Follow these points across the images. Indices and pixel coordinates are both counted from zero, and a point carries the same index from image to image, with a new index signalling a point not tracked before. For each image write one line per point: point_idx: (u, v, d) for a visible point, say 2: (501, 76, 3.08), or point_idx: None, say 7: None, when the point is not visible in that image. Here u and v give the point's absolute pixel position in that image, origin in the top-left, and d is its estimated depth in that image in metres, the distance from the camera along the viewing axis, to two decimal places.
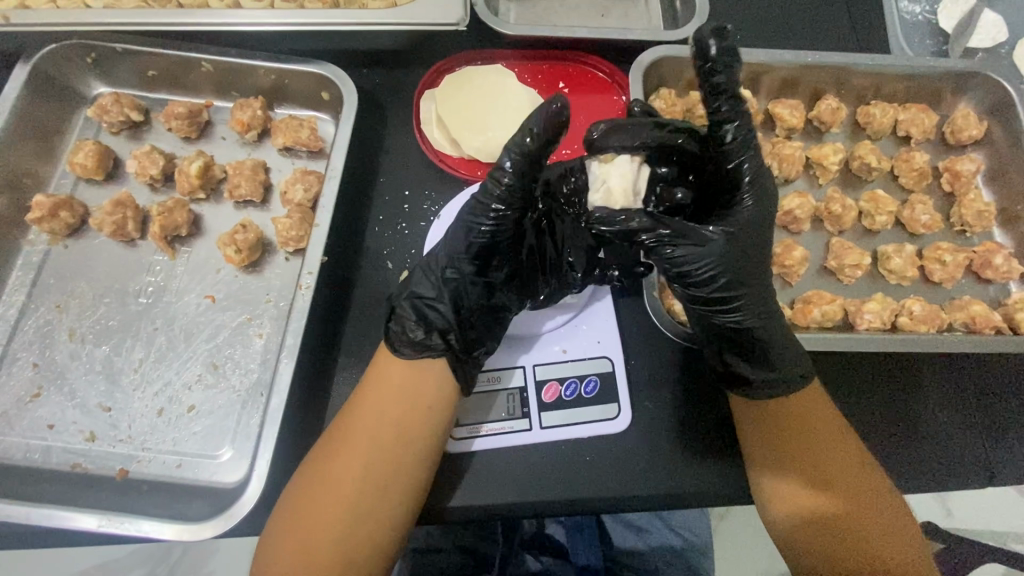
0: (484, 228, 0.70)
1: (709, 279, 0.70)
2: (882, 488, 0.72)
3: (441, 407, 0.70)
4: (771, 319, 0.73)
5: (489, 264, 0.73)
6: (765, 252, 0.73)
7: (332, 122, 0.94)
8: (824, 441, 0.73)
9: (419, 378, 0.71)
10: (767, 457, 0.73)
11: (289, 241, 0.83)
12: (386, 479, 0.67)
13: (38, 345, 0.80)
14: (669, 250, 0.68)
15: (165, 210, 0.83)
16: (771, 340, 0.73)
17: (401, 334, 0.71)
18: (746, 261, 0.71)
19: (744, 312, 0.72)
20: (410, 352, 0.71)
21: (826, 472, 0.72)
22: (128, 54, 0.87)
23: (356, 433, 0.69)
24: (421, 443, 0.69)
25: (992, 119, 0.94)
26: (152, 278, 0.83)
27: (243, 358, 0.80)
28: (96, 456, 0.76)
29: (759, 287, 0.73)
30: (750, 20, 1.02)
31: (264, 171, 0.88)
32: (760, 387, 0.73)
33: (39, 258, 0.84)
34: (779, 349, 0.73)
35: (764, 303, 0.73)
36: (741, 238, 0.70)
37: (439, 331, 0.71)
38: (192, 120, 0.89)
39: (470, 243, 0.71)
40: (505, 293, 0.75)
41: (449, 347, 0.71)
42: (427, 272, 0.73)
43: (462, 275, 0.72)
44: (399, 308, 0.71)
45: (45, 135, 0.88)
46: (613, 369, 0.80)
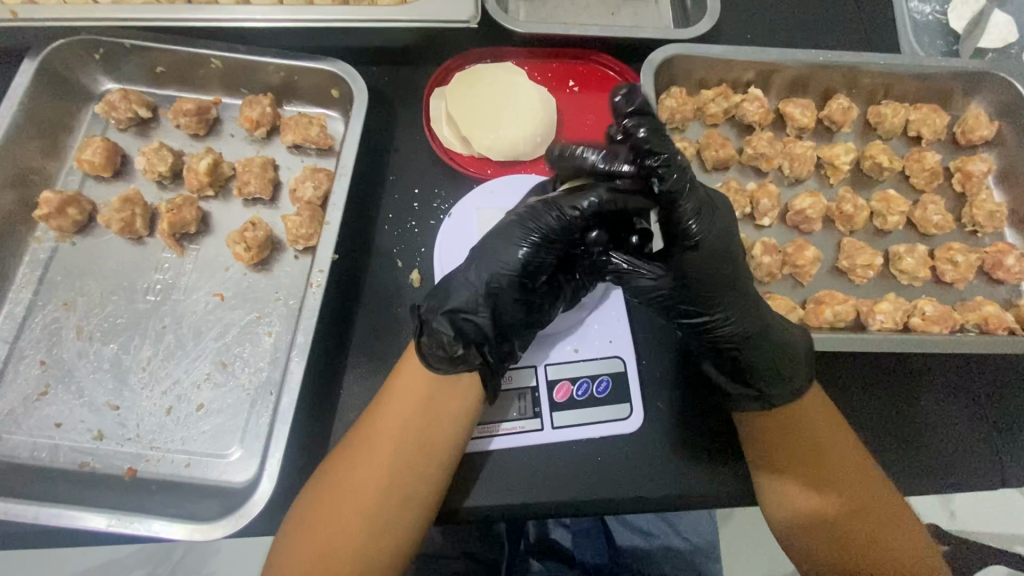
0: (528, 241, 0.69)
1: (678, 303, 0.70)
2: (893, 493, 0.72)
3: (456, 416, 0.70)
4: (756, 336, 0.71)
5: (526, 277, 0.70)
6: (732, 276, 0.68)
7: (341, 120, 0.93)
8: (832, 446, 0.73)
9: (435, 391, 0.70)
10: (776, 462, 0.72)
11: (299, 239, 0.82)
12: (398, 485, 0.67)
13: (45, 343, 0.79)
14: (637, 280, 0.70)
15: (173, 208, 0.82)
16: (751, 359, 0.72)
17: (436, 347, 0.68)
18: (712, 286, 0.68)
19: (721, 331, 0.71)
20: (443, 368, 0.69)
21: (839, 476, 0.72)
22: (136, 50, 0.86)
23: (369, 438, 0.69)
24: (434, 451, 0.68)
25: (1003, 119, 0.94)
26: (161, 275, 0.82)
27: (252, 357, 0.79)
28: (105, 455, 0.75)
29: (734, 309, 0.70)
30: (761, 19, 1.01)
31: (273, 169, 0.87)
32: (789, 395, 0.73)
33: (46, 255, 0.83)
34: (769, 368, 0.72)
35: (746, 322, 0.70)
36: (699, 268, 0.67)
37: (477, 344, 0.68)
38: (200, 117, 0.88)
39: (510, 256, 0.69)
40: (536, 306, 0.72)
41: (484, 361, 0.69)
42: (465, 284, 0.70)
43: (503, 287, 0.69)
44: (433, 322, 0.68)
45: (53, 131, 0.88)
46: (624, 369, 0.79)
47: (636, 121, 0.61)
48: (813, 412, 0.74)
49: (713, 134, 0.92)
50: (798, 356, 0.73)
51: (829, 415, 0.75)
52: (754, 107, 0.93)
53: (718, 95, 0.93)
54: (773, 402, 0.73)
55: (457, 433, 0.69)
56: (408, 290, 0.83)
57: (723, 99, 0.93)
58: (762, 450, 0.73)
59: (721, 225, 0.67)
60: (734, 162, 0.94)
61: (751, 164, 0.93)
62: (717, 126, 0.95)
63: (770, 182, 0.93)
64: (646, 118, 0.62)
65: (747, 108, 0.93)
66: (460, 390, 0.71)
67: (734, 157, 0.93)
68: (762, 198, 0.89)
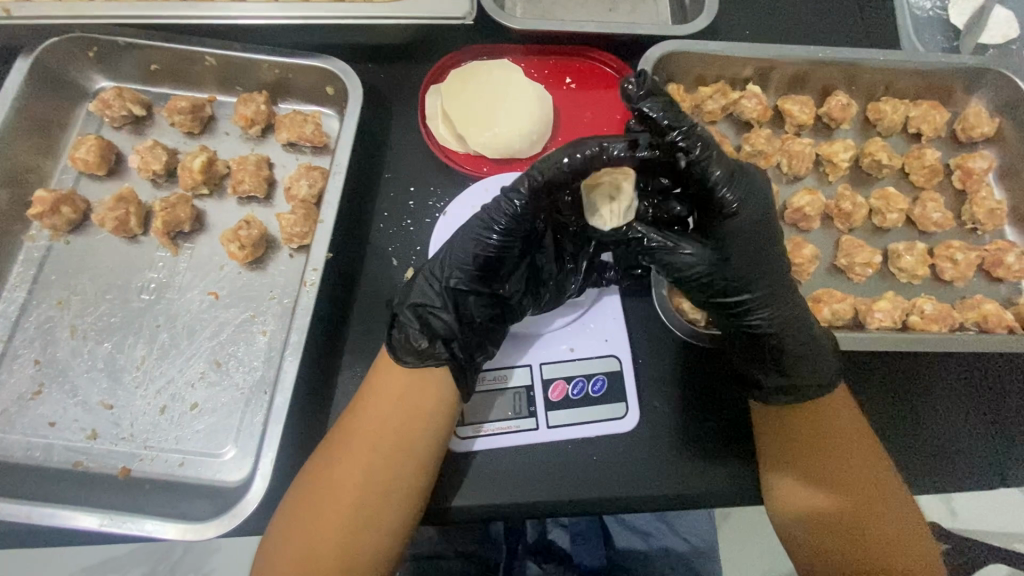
0: (488, 239, 0.69)
1: (721, 282, 0.69)
2: (891, 490, 0.71)
3: (438, 420, 0.69)
4: (794, 318, 0.71)
5: (489, 273, 0.72)
6: (763, 244, 0.68)
7: (337, 118, 0.93)
8: (835, 443, 0.72)
9: (418, 392, 0.70)
10: (780, 458, 0.72)
11: (294, 237, 0.82)
12: (388, 483, 0.67)
13: (39, 342, 0.79)
14: (678, 258, 0.67)
15: (168, 206, 0.82)
16: (791, 342, 0.71)
17: (405, 342, 0.71)
18: (750, 259, 0.68)
19: (761, 310, 0.70)
20: (413, 361, 0.71)
21: (837, 474, 0.71)
22: (130, 48, 0.86)
23: (356, 438, 0.68)
24: (417, 453, 0.68)
25: (1004, 116, 0.93)
26: (154, 274, 0.82)
27: (246, 355, 0.79)
28: (98, 454, 0.75)
29: (772, 287, 0.70)
30: (761, 15, 1.00)
31: (268, 167, 0.87)
32: (820, 389, 0.72)
33: (40, 254, 0.83)
34: (808, 353, 0.71)
35: (785, 300, 0.70)
36: (740, 238, 0.67)
37: (443, 339, 0.71)
38: (195, 115, 0.88)
39: (472, 253, 0.70)
40: (501, 301, 0.74)
41: (453, 356, 0.71)
42: (432, 277, 0.72)
43: (465, 284, 0.71)
44: (400, 315, 0.71)
45: (47, 130, 0.87)
46: (620, 368, 0.79)
47: (651, 102, 0.62)
48: (814, 408, 0.73)
49: (710, 131, 0.92)
50: (824, 343, 0.72)
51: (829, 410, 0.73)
52: (753, 104, 0.92)
53: (717, 92, 0.93)
54: (803, 389, 0.72)
55: (439, 436, 0.69)
56: (403, 289, 0.82)
57: (721, 95, 0.92)
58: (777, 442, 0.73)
59: (752, 195, 0.67)
60: (733, 159, 0.93)
61: (749, 162, 0.93)
62: (715, 123, 0.94)
63: (769, 179, 0.92)
64: (662, 98, 0.62)
65: (746, 105, 0.92)
66: (442, 393, 0.70)
67: (731, 154, 0.92)
68: None
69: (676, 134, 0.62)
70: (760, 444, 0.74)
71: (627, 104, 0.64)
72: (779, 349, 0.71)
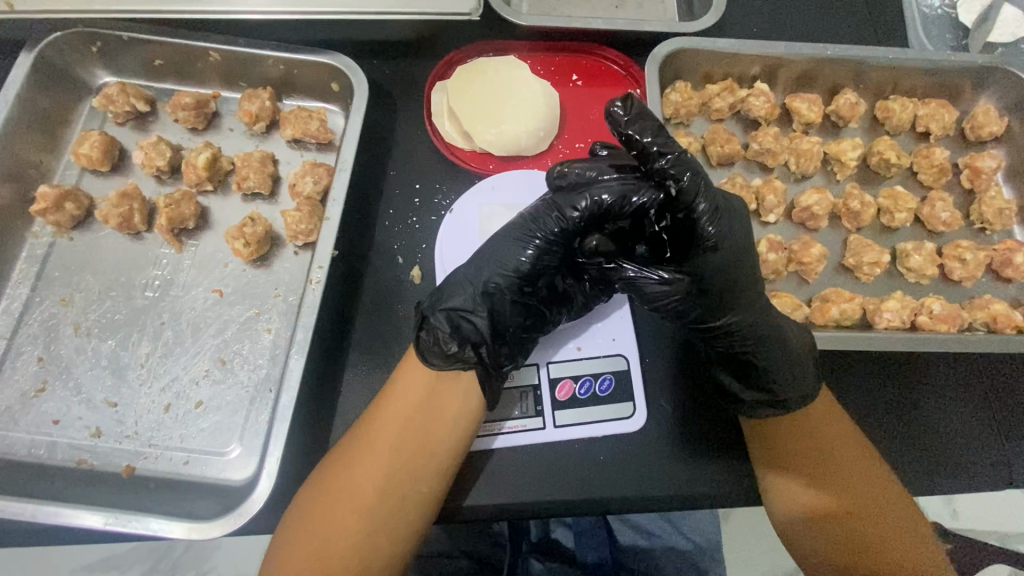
0: (529, 245, 0.69)
1: (692, 309, 0.68)
2: (888, 489, 0.70)
3: (462, 423, 0.69)
4: (773, 339, 0.69)
5: (527, 279, 0.71)
6: (738, 273, 0.66)
7: (342, 115, 0.92)
8: (844, 450, 0.72)
9: (439, 393, 0.69)
10: (784, 463, 0.71)
11: (298, 235, 0.82)
12: (401, 485, 0.66)
13: (42, 339, 0.78)
14: (648, 286, 0.67)
15: (172, 203, 0.81)
16: (769, 363, 0.70)
17: (433, 343, 0.69)
18: (729, 288, 0.66)
19: (738, 334, 0.69)
20: (440, 364, 0.69)
21: (848, 482, 0.71)
22: (133, 43, 0.85)
23: (367, 439, 0.68)
24: (437, 456, 0.67)
25: (1012, 116, 0.92)
26: (159, 271, 0.82)
27: (252, 353, 0.78)
28: (102, 452, 0.74)
29: (749, 313, 0.68)
30: (769, 11, 1.00)
31: (273, 164, 0.86)
32: (802, 400, 0.71)
33: (44, 251, 0.82)
34: (788, 373, 0.70)
35: (764, 327, 0.69)
36: (719, 269, 0.65)
37: (473, 344, 0.69)
38: (199, 111, 0.87)
39: (512, 258, 0.69)
40: (534, 310, 0.73)
41: (479, 360, 0.69)
42: (466, 281, 0.70)
43: (500, 288, 0.70)
44: (432, 318, 0.69)
45: (50, 126, 0.87)
46: (628, 367, 0.78)
47: (639, 127, 0.63)
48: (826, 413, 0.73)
49: (718, 130, 0.91)
50: (807, 355, 0.71)
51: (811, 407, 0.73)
52: (761, 102, 0.92)
53: (724, 90, 0.92)
54: (787, 405, 0.71)
55: (460, 439, 0.68)
56: (409, 288, 0.82)
57: (729, 93, 0.92)
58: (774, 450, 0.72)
59: (733, 229, 0.65)
60: (740, 157, 0.92)
61: (757, 160, 0.92)
62: (722, 121, 0.94)
63: (777, 178, 0.92)
64: (651, 123, 0.63)
65: (754, 103, 0.92)
66: (468, 399, 0.70)
67: (739, 152, 0.91)
68: (768, 194, 0.88)
69: (660, 157, 0.64)
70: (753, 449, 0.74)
71: (616, 128, 0.64)
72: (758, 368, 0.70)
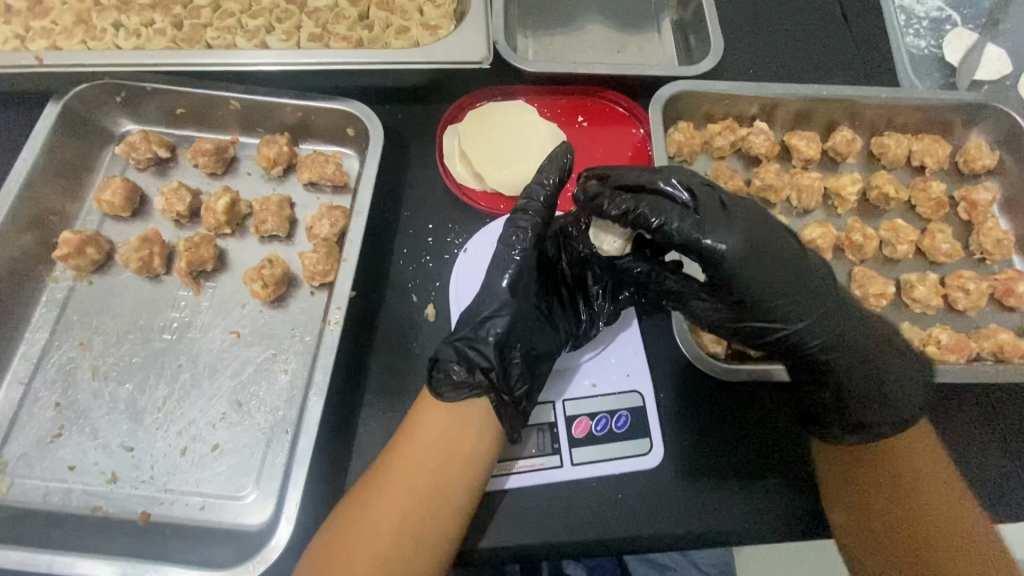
0: (508, 267, 0.74)
1: (743, 324, 0.68)
2: (981, 542, 0.65)
3: (478, 463, 0.69)
4: (838, 337, 0.68)
5: (518, 300, 0.73)
6: (774, 278, 0.65)
7: (357, 157, 0.95)
8: (934, 490, 0.68)
9: (453, 432, 0.70)
10: (862, 493, 0.70)
11: (315, 275, 0.83)
12: (416, 526, 0.66)
13: (60, 384, 0.78)
14: (694, 306, 0.70)
15: (192, 246, 0.83)
16: (837, 368, 0.69)
17: (442, 376, 0.70)
18: (770, 289, 0.65)
19: (804, 342, 0.68)
20: (452, 395, 0.70)
21: (935, 527, 0.67)
22: (156, 93, 0.89)
23: (383, 478, 0.68)
24: (453, 499, 0.67)
25: (1004, 149, 0.96)
26: (177, 314, 0.83)
27: (269, 395, 0.79)
28: (118, 499, 0.74)
29: (804, 316, 0.67)
30: (765, 54, 1.05)
31: (290, 206, 0.88)
32: (874, 407, 0.70)
33: (63, 295, 0.83)
34: (857, 375, 0.70)
35: (828, 328, 0.68)
36: (750, 268, 0.64)
37: (482, 369, 0.70)
38: (219, 156, 0.90)
39: (496, 283, 0.74)
40: (542, 329, 0.75)
41: (490, 384, 0.70)
42: (467, 317, 0.74)
43: (501, 313, 0.72)
44: (439, 352, 0.71)
45: (72, 172, 0.89)
46: (643, 404, 0.78)
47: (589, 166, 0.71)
48: (914, 447, 0.71)
49: (721, 167, 0.94)
50: (874, 351, 0.70)
51: (917, 452, 0.70)
52: (761, 140, 0.95)
53: (726, 129, 0.95)
54: (863, 415, 0.70)
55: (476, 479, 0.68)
56: (424, 326, 0.83)
57: (730, 132, 0.95)
58: (852, 477, 0.71)
59: (746, 220, 0.66)
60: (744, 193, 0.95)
61: (760, 196, 0.95)
62: (724, 158, 0.97)
63: (780, 212, 0.94)
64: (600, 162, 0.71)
65: (754, 141, 0.95)
66: (484, 434, 0.70)
67: (742, 189, 0.94)
68: None
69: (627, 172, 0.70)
70: (831, 478, 0.73)
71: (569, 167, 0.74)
72: (830, 371, 0.69)
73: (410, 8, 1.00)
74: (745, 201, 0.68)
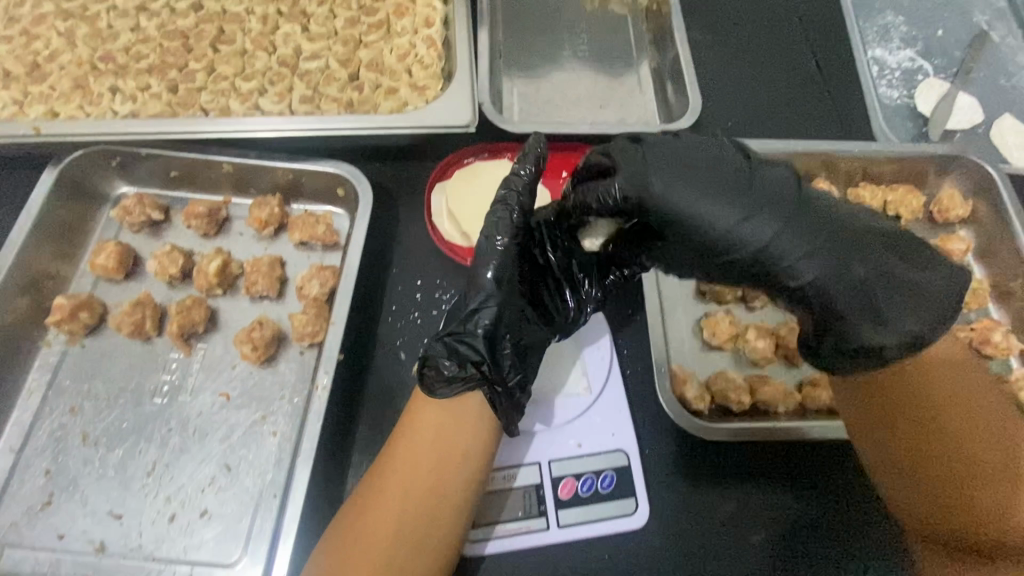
0: (495, 257, 0.72)
1: (703, 260, 0.68)
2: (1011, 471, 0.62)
3: (472, 460, 0.71)
4: (801, 236, 0.64)
5: (508, 289, 0.72)
6: (699, 197, 0.65)
7: (347, 216, 0.97)
8: (959, 418, 0.65)
9: (447, 428, 0.72)
10: (892, 421, 0.69)
11: (305, 336, 0.85)
12: (417, 526, 0.67)
13: (51, 451, 0.79)
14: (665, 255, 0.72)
15: (184, 309, 0.85)
16: (818, 281, 0.65)
17: (436, 375, 0.70)
18: (699, 209, 0.65)
19: (771, 255, 0.65)
20: (446, 391, 0.71)
21: (959, 448, 0.64)
22: (150, 158, 0.91)
23: (383, 478, 0.71)
24: (450, 496, 0.69)
25: (976, 199, 0.99)
26: (168, 377, 0.84)
27: (257, 458, 0.80)
28: (105, 568, 0.74)
29: (752, 216, 0.65)
30: (743, 107, 1.08)
31: (280, 266, 0.90)
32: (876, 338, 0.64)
33: (56, 359, 0.84)
34: (845, 288, 0.64)
35: (786, 234, 0.64)
36: (677, 203, 0.65)
37: (475, 361, 0.69)
38: (211, 218, 0.92)
39: (483, 275, 0.72)
40: (533, 316, 0.75)
41: (484, 378, 0.70)
42: (456, 310, 0.73)
43: (493, 302, 0.71)
44: (431, 348, 0.70)
45: (67, 236, 0.91)
46: (628, 463, 0.79)
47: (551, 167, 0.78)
48: (941, 369, 0.67)
49: None
50: (846, 248, 0.64)
51: (935, 374, 0.67)
52: None
53: None
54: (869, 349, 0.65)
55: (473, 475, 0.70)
56: (412, 386, 0.84)
57: None
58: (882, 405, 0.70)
59: (668, 153, 0.68)
60: None
61: None
62: None
63: None
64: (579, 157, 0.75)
65: None
66: (476, 429, 0.72)
67: None
68: None
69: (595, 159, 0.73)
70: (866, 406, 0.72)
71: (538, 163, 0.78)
72: (813, 291, 0.65)
73: (398, 69, 1.04)
74: (664, 138, 0.70)
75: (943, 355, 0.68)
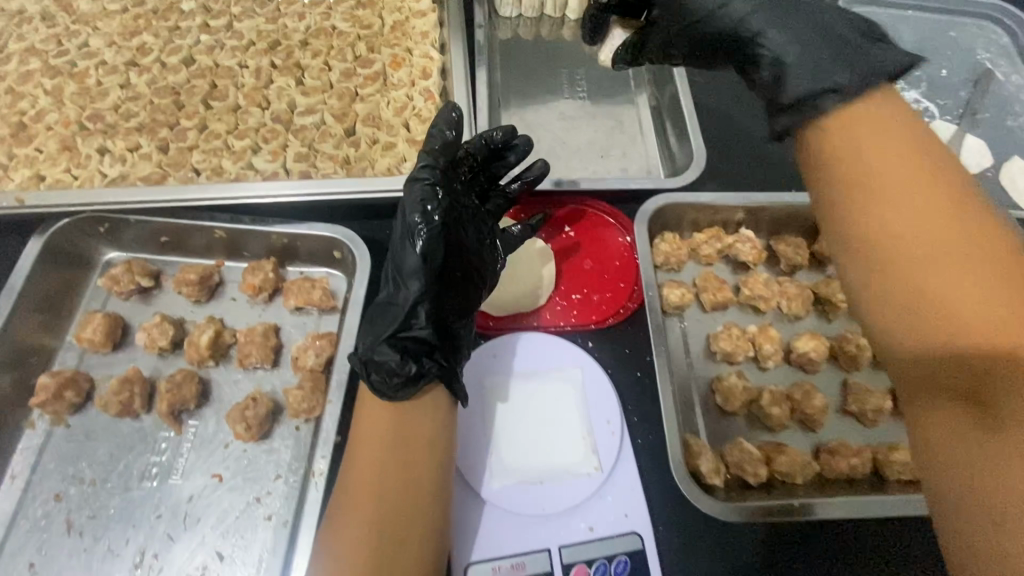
0: (418, 250, 0.72)
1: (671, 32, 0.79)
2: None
3: (436, 440, 0.70)
4: (770, 20, 0.70)
5: (437, 272, 0.73)
6: None
7: (344, 278, 0.94)
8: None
9: (405, 422, 0.69)
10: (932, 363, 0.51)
11: (300, 412, 0.81)
12: (399, 525, 0.64)
13: (32, 543, 0.75)
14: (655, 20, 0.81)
15: (174, 385, 0.81)
16: (778, 39, 0.69)
17: (387, 378, 0.69)
18: None
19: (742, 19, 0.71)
20: (403, 391, 0.69)
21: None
22: (140, 224, 0.88)
23: (353, 492, 0.66)
24: (424, 483, 0.67)
25: None
26: (157, 457, 0.80)
27: (251, 546, 0.75)
28: None
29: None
30: (752, 151, 1.04)
31: (275, 335, 0.87)
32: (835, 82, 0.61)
33: (40, 441, 0.81)
34: (806, 39, 0.67)
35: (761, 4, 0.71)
36: None
37: (425, 354, 0.71)
38: (203, 285, 0.89)
39: (409, 264, 0.72)
40: (469, 294, 0.77)
41: (440, 366, 0.71)
42: (390, 315, 0.72)
43: (428, 293, 0.71)
44: (375, 354, 0.69)
45: (54, 307, 0.88)
46: (643, 546, 0.75)
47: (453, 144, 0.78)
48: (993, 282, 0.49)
49: (711, 276, 0.94)
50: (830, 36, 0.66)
51: (894, 152, 0.56)
52: (747, 247, 0.95)
53: (712, 237, 0.96)
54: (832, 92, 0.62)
55: (440, 457, 0.69)
56: None
57: (716, 240, 0.96)
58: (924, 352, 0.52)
59: None
60: (734, 303, 0.95)
61: (750, 304, 0.94)
62: (712, 265, 0.97)
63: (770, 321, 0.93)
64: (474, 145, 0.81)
65: (741, 249, 0.95)
66: (433, 415, 0.71)
67: (732, 298, 0.94)
68: (765, 342, 0.89)
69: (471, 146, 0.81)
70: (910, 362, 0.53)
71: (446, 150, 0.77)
72: (774, 53, 0.69)
73: (395, 123, 1.01)
74: None
75: (885, 110, 0.59)
